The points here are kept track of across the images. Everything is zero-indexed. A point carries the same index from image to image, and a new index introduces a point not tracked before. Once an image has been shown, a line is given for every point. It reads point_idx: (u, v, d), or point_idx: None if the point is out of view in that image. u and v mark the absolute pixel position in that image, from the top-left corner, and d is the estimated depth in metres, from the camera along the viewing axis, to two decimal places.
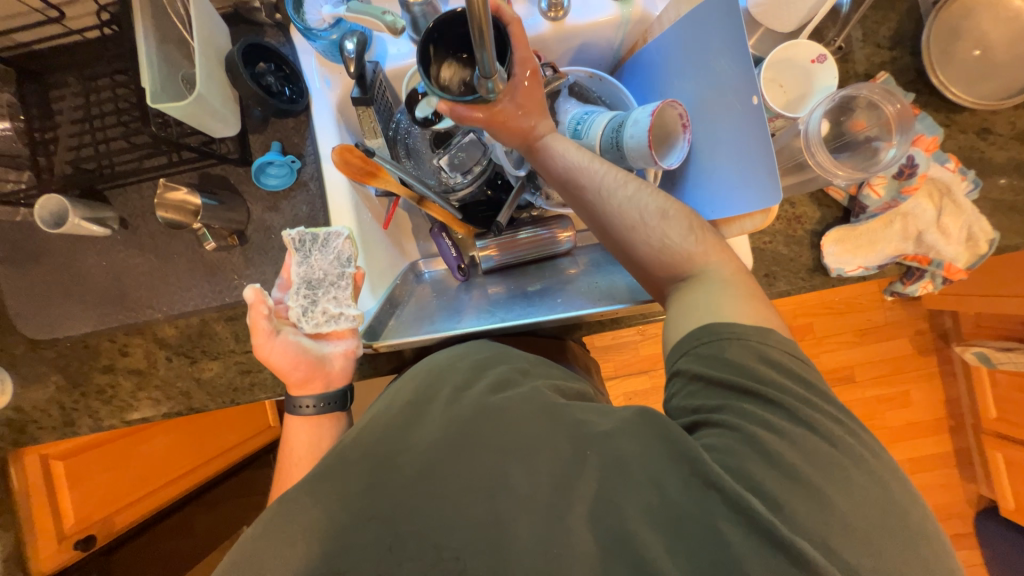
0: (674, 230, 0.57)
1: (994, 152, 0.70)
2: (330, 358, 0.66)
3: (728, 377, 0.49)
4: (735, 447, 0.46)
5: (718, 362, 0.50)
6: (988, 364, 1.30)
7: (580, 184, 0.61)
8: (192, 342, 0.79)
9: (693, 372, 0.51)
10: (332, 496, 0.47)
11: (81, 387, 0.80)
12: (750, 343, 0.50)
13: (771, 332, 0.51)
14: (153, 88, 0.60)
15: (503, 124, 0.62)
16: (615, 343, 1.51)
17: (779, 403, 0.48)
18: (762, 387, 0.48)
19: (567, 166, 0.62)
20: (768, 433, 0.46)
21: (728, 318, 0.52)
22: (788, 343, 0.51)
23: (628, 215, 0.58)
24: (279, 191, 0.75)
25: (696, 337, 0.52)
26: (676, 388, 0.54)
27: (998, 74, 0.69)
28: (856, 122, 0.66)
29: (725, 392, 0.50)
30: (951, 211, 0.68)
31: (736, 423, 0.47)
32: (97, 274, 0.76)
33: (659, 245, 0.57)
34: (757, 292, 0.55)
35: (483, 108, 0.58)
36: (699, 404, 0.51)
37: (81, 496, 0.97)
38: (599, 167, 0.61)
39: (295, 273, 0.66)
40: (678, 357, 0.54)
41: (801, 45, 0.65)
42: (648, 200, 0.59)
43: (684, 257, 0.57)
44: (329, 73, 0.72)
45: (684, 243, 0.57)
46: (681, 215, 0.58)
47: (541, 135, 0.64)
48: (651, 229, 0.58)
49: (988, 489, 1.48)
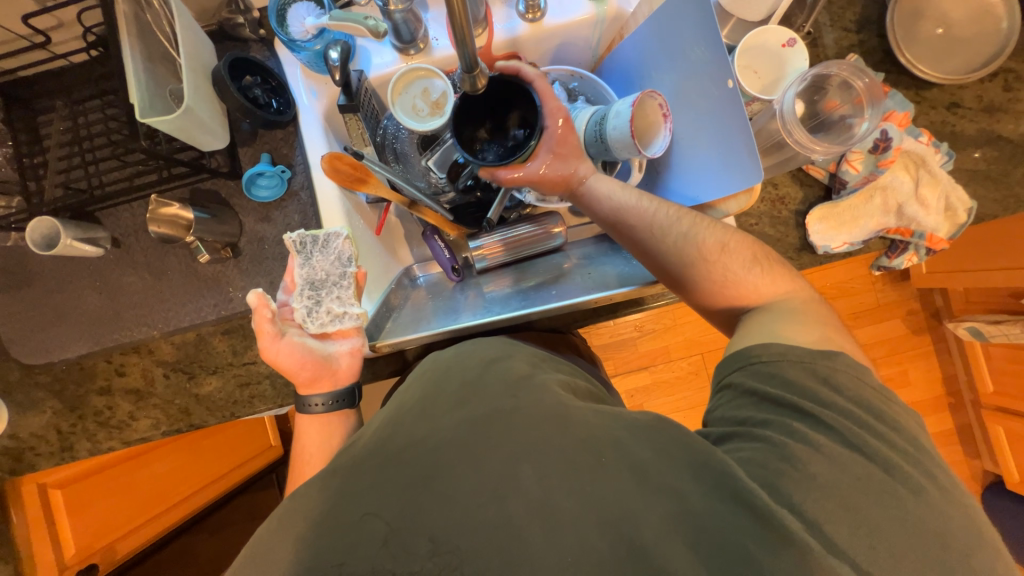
0: (736, 264, 0.60)
1: (965, 125, 0.72)
2: (336, 357, 0.67)
3: (781, 393, 0.51)
4: (770, 461, 0.47)
5: (775, 379, 0.52)
6: (982, 339, 1.32)
7: (631, 223, 0.64)
8: (190, 358, 0.78)
9: (745, 386, 0.53)
10: (340, 489, 0.48)
11: (78, 410, 0.79)
12: (811, 365, 0.51)
13: (837, 355, 0.52)
14: (142, 104, 0.61)
15: (544, 178, 0.66)
16: (613, 341, 1.51)
17: (825, 420, 0.48)
18: (815, 406, 0.49)
19: (613, 207, 0.65)
20: (807, 449, 0.47)
21: (789, 342, 0.54)
22: (861, 369, 0.51)
23: (687, 251, 0.60)
24: (270, 203, 0.75)
25: (754, 355, 0.54)
26: (723, 400, 0.56)
27: (961, 50, 0.72)
28: (829, 101, 0.69)
29: (776, 408, 0.51)
30: (928, 181, 0.70)
31: (779, 439, 0.48)
32: (90, 296, 0.76)
33: (722, 279, 0.60)
34: (821, 318, 0.57)
35: (523, 166, 0.64)
36: (746, 416, 0.52)
37: (80, 525, 0.96)
38: (649, 205, 0.63)
39: (298, 275, 0.66)
40: (731, 370, 0.56)
41: (770, 30, 0.67)
42: (705, 233, 0.61)
43: (750, 288, 0.60)
44: (315, 84, 0.74)
45: (748, 275, 0.60)
46: (742, 247, 0.61)
47: (584, 178, 0.67)
48: (713, 264, 0.60)
49: (992, 464, 1.49)
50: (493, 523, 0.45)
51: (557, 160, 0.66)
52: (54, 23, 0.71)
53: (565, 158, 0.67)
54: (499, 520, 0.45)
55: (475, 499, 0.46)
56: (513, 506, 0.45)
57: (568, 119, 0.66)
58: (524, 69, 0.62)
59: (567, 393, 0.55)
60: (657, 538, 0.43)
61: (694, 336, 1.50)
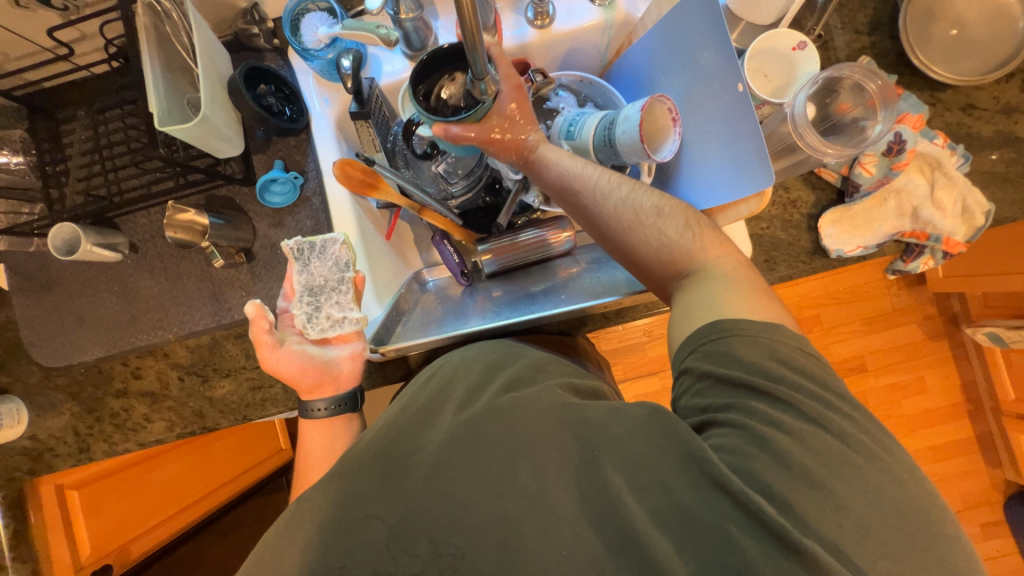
0: (670, 228, 0.58)
1: (981, 126, 0.71)
2: (338, 361, 0.67)
3: (737, 374, 0.48)
4: (743, 447, 0.45)
5: (729, 359, 0.49)
6: (1001, 344, 1.27)
7: (574, 189, 0.62)
8: (203, 361, 0.79)
9: (701, 370, 0.50)
10: (345, 489, 0.48)
11: (95, 412, 0.81)
12: (761, 340, 0.49)
13: (780, 327, 0.50)
14: (160, 112, 0.62)
15: (497, 141, 0.63)
16: (622, 346, 1.50)
17: (789, 401, 0.46)
18: (774, 387, 0.47)
19: (559, 173, 0.63)
20: (779, 434, 0.44)
21: (728, 313, 0.51)
22: (801, 338, 0.50)
23: (624, 216, 0.59)
24: (282, 209, 0.76)
25: (705, 333, 0.51)
26: (684, 386, 0.52)
27: (976, 51, 0.71)
28: (841, 104, 0.68)
29: (737, 390, 0.48)
30: (943, 184, 0.69)
31: (746, 423, 0.46)
32: (109, 300, 0.78)
33: (658, 244, 0.58)
34: (759, 284, 0.55)
35: (476, 127, 0.61)
36: (708, 403, 0.49)
37: (95, 526, 0.97)
38: (592, 171, 0.62)
39: (297, 282, 0.67)
40: (686, 354, 0.52)
41: (780, 33, 0.67)
42: (643, 199, 0.59)
43: (684, 254, 0.57)
44: (327, 91, 0.75)
45: (682, 240, 0.57)
46: (678, 212, 0.59)
47: (535, 147, 0.65)
48: (648, 228, 0.58)
49: (1014, 473, 1.45)
50: (494, 523, 0.44)
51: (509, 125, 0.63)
52: (78, 35, 0.73)
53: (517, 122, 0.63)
54: (495, 514, 0.45)
55: (473, 495, 0.46)
56: (512, 509, 0.45)
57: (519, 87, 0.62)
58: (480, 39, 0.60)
59: (572, 394, 0.54)
60: (651, 534, 0.43)
61: None
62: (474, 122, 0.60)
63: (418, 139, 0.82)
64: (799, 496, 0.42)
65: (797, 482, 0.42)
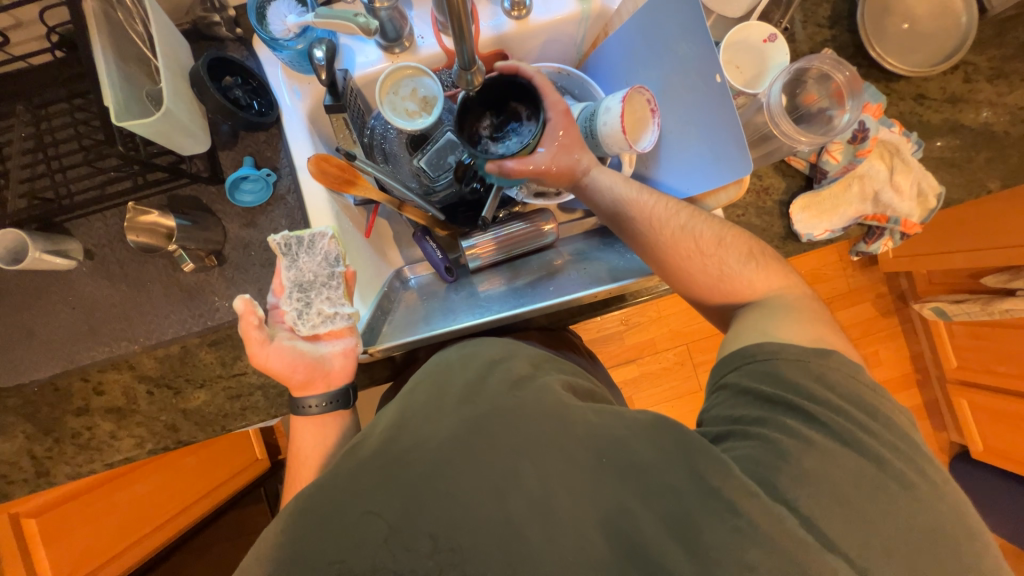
0: (732, 258, 0.60)
1: (930, 115, 0.77)
2: (330, 358, 0.65)
3: (778, 393, 0.50)
4: (767, 459, 0.46)
5: (770, 377, 0.51)
6: (945, 317, 1.38)
7: (630, 214, 0.63)
8: (174, 372, 0.75)
9: (741, 386, 0.52)
10: (341, 488, 0.46)
11: (54, 433, 0.75)
12: (808, 365, 0.50)
13: (832, 354, 0.52)
14: (117, 106, 0.58)
15: (549, 172, 0.65)
16: (601, 336, 1.53)
17: (823, 422, 0.47)
18: (812, 406, 0.48)
19: (615, 199, 0.64)
20: (798, 445, 0.46)
21: (779, 339, 0.53)
22: (853, 367, 0.51)
23: (685, 244, 0.60)
24: (255, 208, 0.73)
25: (750, 354, 0.53)
26: (719, 399, 0.54)
27: (926, 44, 0.76)
28: (807, 95, 0.71)
29: (772, 406, 0.50)
30: (902, 170, 0.72)
31: (775, 436, 0.47)
32: (63, 312, 0.72)
33: (717, 272, 0.60)
34: (812, 314, 0.57)
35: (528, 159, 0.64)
36: (741, 415, 0.51)
37: (61, 552, 0.90)
38: (648, 198, 0.63)
39: (285, 278, 0.63)
40: (727, 369, 0.55)
41: (753, 27, 0.70)
42: (703, 228, 0.61)
43: (745, 283, 0.60)
44: (298, 84, 0.72)
45: (744, 270, 0.60)
46: (738, 242, 0.61)
47: (587, 169, 0.66)
48: (708, 257, 0.60)
49: (958, 435, 1.59)
50: (496, 513, 0.44)
51: (559, 154, 0.65)
52: (11, 22, 0.66)
53: (570, 150, 0.66)
54: (498, 512, 0.44)
55: (475, 494, 0.45)
56: (515, 506, 0.44)
57: (569, 112, 0.66)
58: (522, 68, 0.65)
59: (569, 390, 0.55)
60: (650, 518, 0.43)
61: (676, 327, 1.53)
62: (528, 156, 0.65)
63: (471, 174, 0.81)
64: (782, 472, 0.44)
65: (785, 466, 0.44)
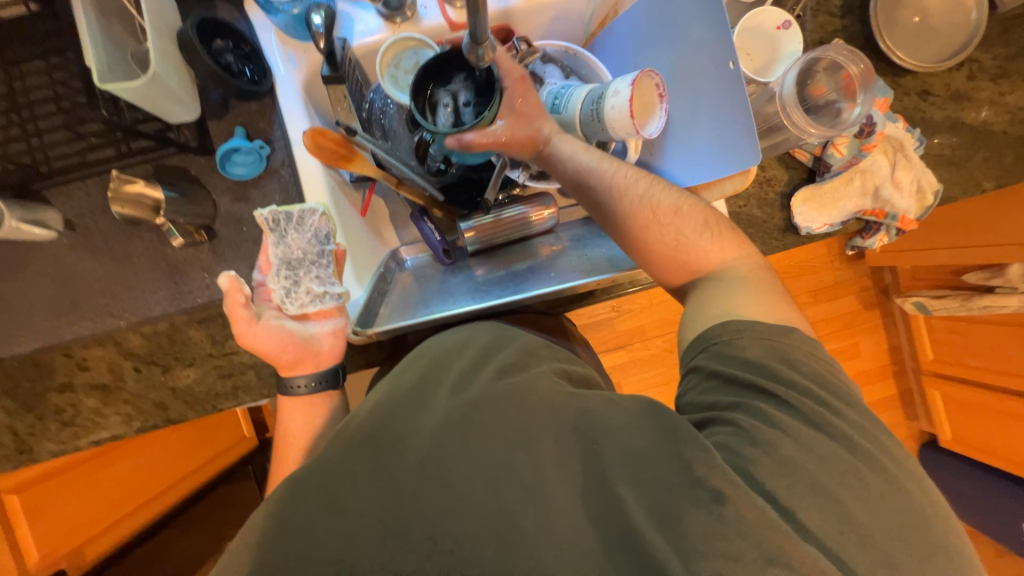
0: (689, 228, 0.59)
1: (934, 111, 0.77)
2: (318, 338, 0.64)
3: (747, 375, 0.50)
4: (740, 445, 0.46)
5: (738, 361, 0.50)
6: (925, 312, 1.41)
7: (590, 183, 0.62)
8: (162, 349, 0.72)
9: (710, 369, 0.52)
10: (334, 470, 0.45)
11: (36, 410, 0.73)
12: (772, 342, 0.51)
13: (793, 331, 0.52)
14: (100, 69, 0.55)
15: (508, 143, 0.63)
16: (592, 321, 1.54)
17: (791, 402, 0.47)
18: (780, 388, 0.48)
19: (576, 168, 0.63)
20: (781, 435, 0.46)
21: (738, 316, 0.53)
22: (811, 343, 0.52)
23: (641, 214, 0.59)
24: (246, 181, 0.70)
25: (715, 335, 0.53)
26: (691, 384, 0.54)
27: (935, 38, 0.76)
28: (818, 87, 0.71)
29: (743, 390, 0.49)
30: (903, 166, 0.73)
31: (749, 423, 0.47)
32: (44, 284, 0.69)
33: (675, 244, 0.59)
34: (769, 287, 0.56)
35: (487, 132, 0.62)
36: (714, 401, 0.51)
37: (44, 532, 0.88)
38: (607, 166, 0.62)
39: (272, 254, 0.61)
40: (696, 352, 0.54)
41: (767, 12, 0.70)
42: (660, 197, 0.60)
43: (704, 256, 0.59)
44: (293, 51, 0.68)
45: (700, 240, 0.59)
46: (696, 212, 0.60)
47: (548, 137, 0.65)
48: (665, 227, 0.59)
49: (928, 424, 1.66)
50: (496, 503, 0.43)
51: (517, 123, 0.64)
52: None
53: (528, 118, 0.64)
54: (498, 505, 0.43)
55: (477, 487, 0.43)
56: (511, 496, 0.43)
57: (526, 79, 0.63)
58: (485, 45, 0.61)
59: (565, 378, 0.55)
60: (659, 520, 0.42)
61: (666, 315, 1.55)
62: (487, 128, 0.62)
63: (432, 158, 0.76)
64: (775, 474, 0.44)
65: (779, 469, 0.44)
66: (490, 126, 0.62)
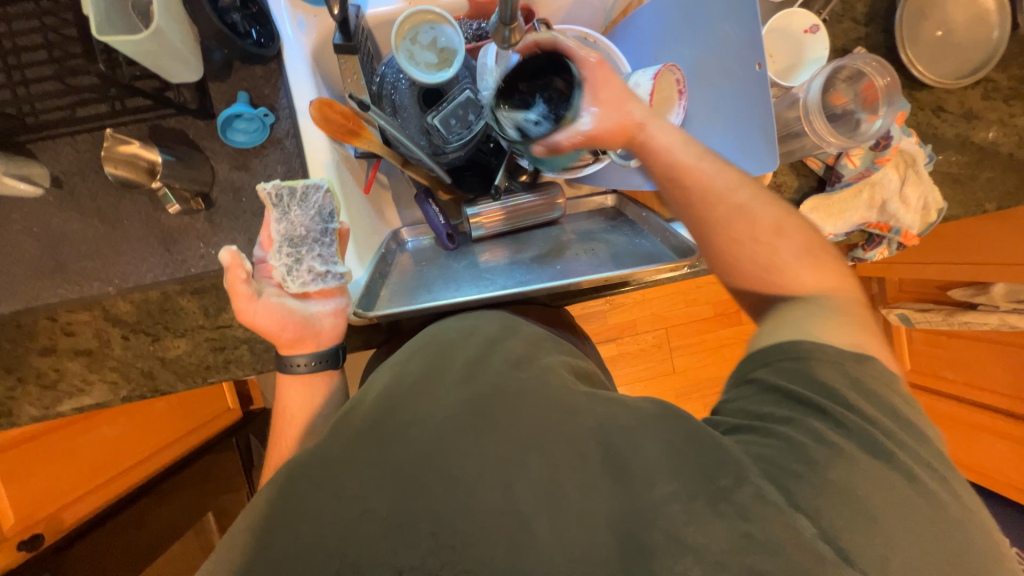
0: (790, 251, 0.57)
1: (945, 129, 0.77)
2: (319, 317, 0.62)
3: (809, 394, 0.47)
4: (786, 461, 0.43)
5: (804, 378, 0.48)
6: (907, 324, 1.45)
7: (685, 180, 0.58)
8: (153, 318, 0.70)
9: (772, 383, 0.50)
10: (336, 459, 0.44)
11: (17, 372, 0.70)
12: (845, 368, 0.48)
13: (872, 361, 0.49)
14: (98, 19, 0.51)
15: (598, 137, 0.58)
16: (584, 313, 1.54)
17: (859, 432, 0.44)
18: (847, 415, 0.45)
19: (671, 160, 0.58)
20: (831, 456, 0.43)
21: (821, 339, 0.50)
22: (891, 378, 0.49)
23: (738, 226, 0.57)
24: (248, 149, 0.67)
25: (786, 350, 0.51)
26: (742, 393, 0.51)
27: (956, 54, 0.75)
28: (836, 96, 0.69)
29: (801, 407, 0.47)
30: (913, 181, 0.73)
31: (799, 438, 0.44)
32: (28, 243, 0.66)
33: (767, 262, 0.58)
34: (865, 322, 0.54)
35: (576, 129, 0.58)
36: (766, 411, 0.48)
37: (22, 494, 0.85)
38: (708, 165, 0.58)
39: (274, 231, 0.59)
40: (757, 365, 0.52)
41: (798, 14, 0.69)
42: (764, 213, 0.58)
43: (794, 281, 0.57)
44: (303, 15, 0.67)
45: (798, 264, 0.57)
46: (798, 233, 0.58)
47: (640, 120, 0.58)
48: (761, 244, 0.57)
49: None
50: (496, 496, 0.43)
51: (610, 112, 0.57)
52: None
53: (620, 104, 0.58)
54: (501, 501, 0.42)
55: (479, 483, 0.43)
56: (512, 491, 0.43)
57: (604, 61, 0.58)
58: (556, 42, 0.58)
59: (568, 373, 0.55)
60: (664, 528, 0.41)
61: (658, 311, 1.56)
62: (574, 125, 0.58)
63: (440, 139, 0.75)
64: (806, 490, 0.41)
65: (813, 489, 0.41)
66: (579, 122, 0.58)
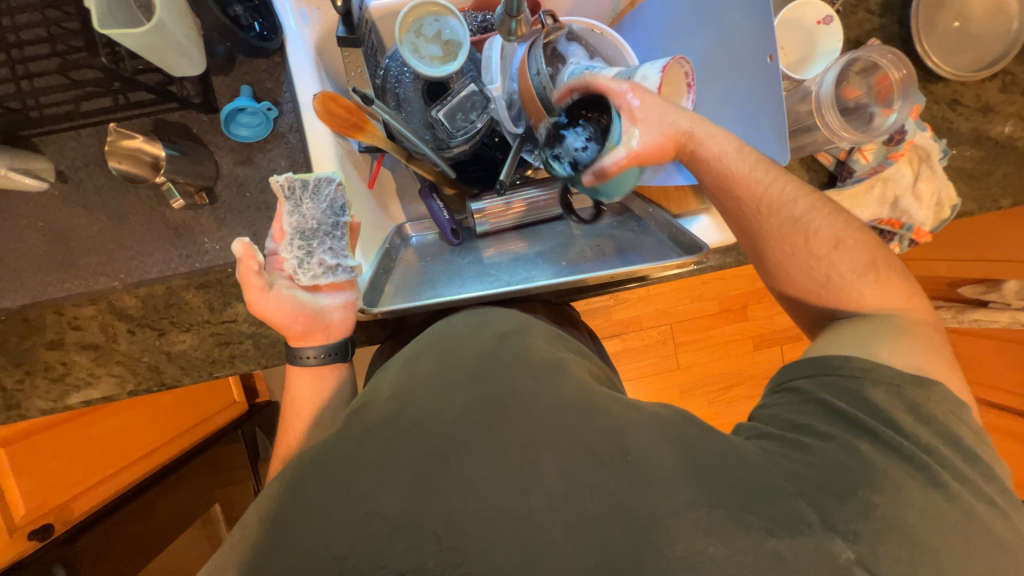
0: (849, 267, 0.57)
1: (961, 122, 0.75)
2: (329, 310, 0.62)
3: (856, 413, 0.47)
4: (831, 482, 0.44)
5: (852, 395, 0.48)
6: None
7: (736, 193, 0.58)
8: (158, 312, 0.70)
9: (817, 395, 0.50)
10: (342, 456, 0.45)
11: (25, 365, 0.71)
12: (898, 391, 0.48)
13: (933, 383, 0.48)
14: (100, 11, 0.51)
15: (647, 154, 0.56)
16: (588, 308, 1.53)
17: (907, 455, 0.45)
18: (894, 435, 0.46)
19: (723, 171, 0.58)
20: (869, 479, 0.43)
21: (879, 359, 0.50)
22: (954, 402, 0.48)
23: (794, 241, 0.58)
24: (251, 143, 0.66)
25: (836, 365, 0.51)
26: (782, 402, 0.52)
27: (974, 45, 0.73)
28: (847, 88, 0.68)
29: (845, 424, 0.47)
30: (927, 177, 0.71)
31: (840, 457, 0.45)
32: (33, 237, 0.66)
33: (824, 277, 0.58)
34: (929, 343, 0.53)
35: (625, 154, 0.55)
36: (804, 422, 0.49)
37: (30, 485, 0.86)
38: (763, 176, 0.58)
39: (286, 223, 0.59)
40: (802, 373, 0.53)
41: (809, 4, 0.68)
42: (823, 228, 0.58)
43: (853, 295, 0.57)
44: (307, 7, 0.65)
45: (857, 281, 0.57)
46: (860, 249, 0.58)
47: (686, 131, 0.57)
48: (819, 259, 0.58)
49: None
50: (500, 495, 0.42)
51: (655, 133, 0.55)
52: None
53: (662, 122, 0.55)
54: (505, 500, 0.42)
55: (483, 480, 0.43)
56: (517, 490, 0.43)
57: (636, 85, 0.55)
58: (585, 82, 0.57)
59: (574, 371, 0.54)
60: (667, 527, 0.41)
61: (663, 307, 1.55)
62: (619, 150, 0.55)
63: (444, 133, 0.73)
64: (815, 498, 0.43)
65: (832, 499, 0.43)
66: (628, 145, 0.54)
